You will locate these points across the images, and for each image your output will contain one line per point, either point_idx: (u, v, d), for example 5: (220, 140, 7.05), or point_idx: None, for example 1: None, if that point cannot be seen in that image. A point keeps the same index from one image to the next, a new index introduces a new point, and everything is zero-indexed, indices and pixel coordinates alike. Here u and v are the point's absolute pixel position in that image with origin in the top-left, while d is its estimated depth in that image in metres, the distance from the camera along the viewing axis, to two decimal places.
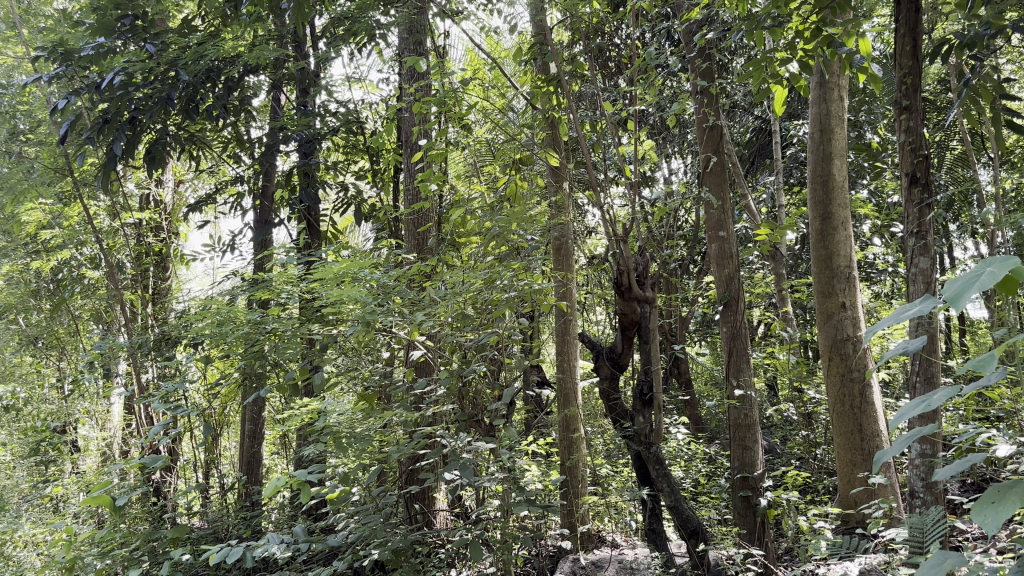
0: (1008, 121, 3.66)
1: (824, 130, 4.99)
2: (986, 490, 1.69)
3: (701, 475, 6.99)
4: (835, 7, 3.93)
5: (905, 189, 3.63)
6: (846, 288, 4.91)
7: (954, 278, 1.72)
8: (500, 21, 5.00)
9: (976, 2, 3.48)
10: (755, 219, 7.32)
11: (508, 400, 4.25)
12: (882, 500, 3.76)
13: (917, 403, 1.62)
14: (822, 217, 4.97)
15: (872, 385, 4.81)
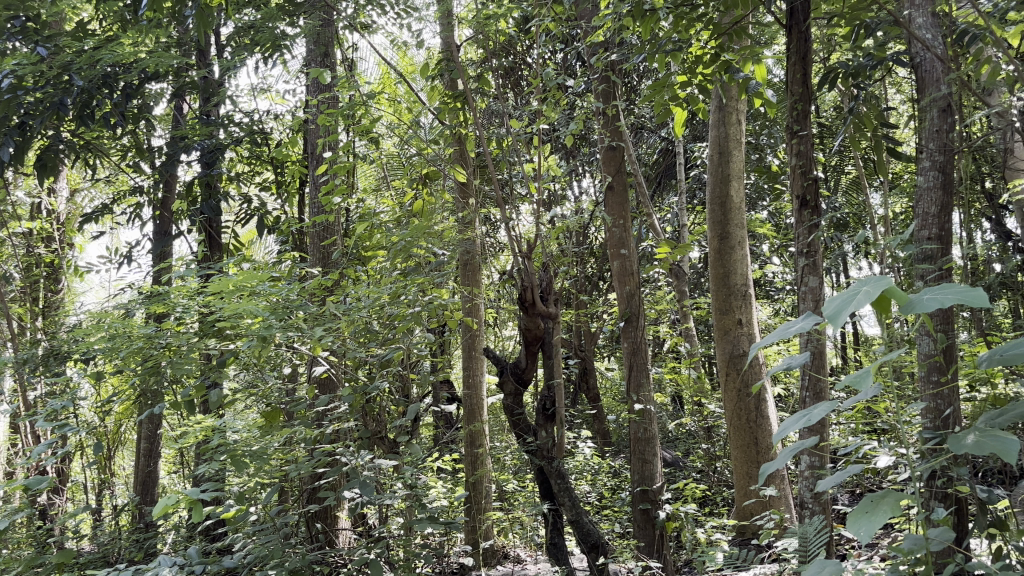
0: (890, 147, 3.86)
1: (722, 153, 5.16)
2: (860, 501, 1.79)
3: (606, 488, 7.09)
4: (731, 34, 4.08)
5: (796, 212, 3.79)
6: (743, 305, 5.06)
7: (833, 299, 1.82)
8: (408, 36, 5.00)
9: (860, 34, 3.65)
10: (659, 237, 7.49)
11: (412, 417, 4.23)
12: (775, 511, 3.87)
13: (800, 418, 1.76)
14: (720, 237, 5.12)
15: (766, 399, 4.97)
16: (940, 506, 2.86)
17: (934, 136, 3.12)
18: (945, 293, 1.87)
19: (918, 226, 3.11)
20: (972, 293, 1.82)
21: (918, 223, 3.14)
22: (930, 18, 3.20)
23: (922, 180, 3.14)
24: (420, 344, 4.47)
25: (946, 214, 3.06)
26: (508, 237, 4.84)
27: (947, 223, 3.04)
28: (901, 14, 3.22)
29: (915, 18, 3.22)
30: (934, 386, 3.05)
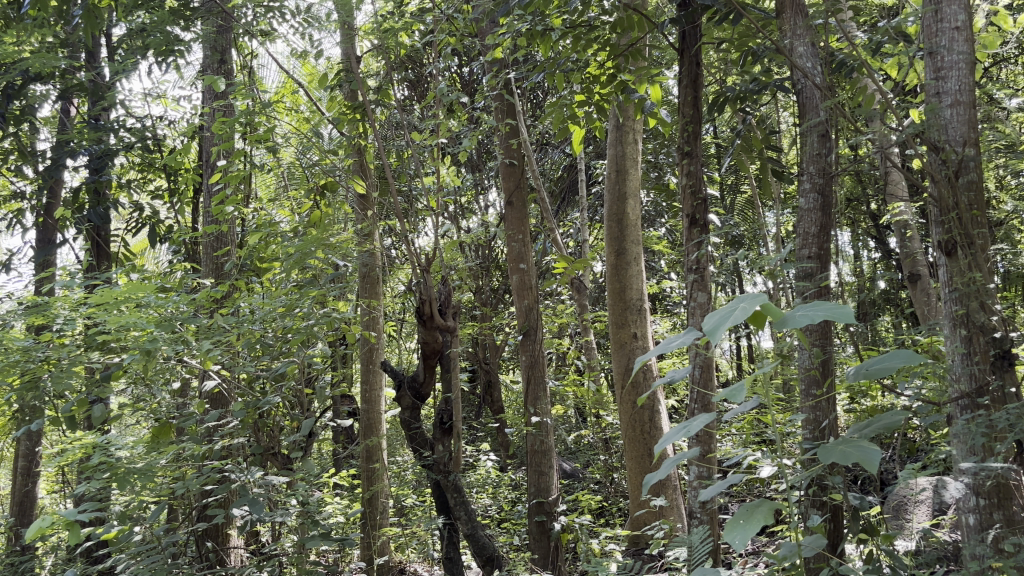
0: (775, 169, 4.04)
1: (619, 171, 5.28)
2: (736, 510, 1.86)
3: (506, 501, 7.12)
4: (627, 55, 4.18)
5: (686, 230, 3.91)
6: (638, 320, 5.19)
7: (711, 315, 1.89)
8: (307, 45, 4.94)
9: (746, 61, 3.80)
10: (561, 252, 7.60)
11: (306, 433, 4.16)
12: (665, 521, 3.96)
13: (681, 430, 1.81)
14: (616, 253, 5.23)
15: (660, 410, 5.09)
16: (817, 513, 2.99)
17: (814, 159, 3.29)
18: (815, 309, 1.96)
19: (799, 246, 3.29)
20: (840, 309, 1.91)
21: (799, 242, 3.32)
22: (811, 48, 3.36)
23: (803, 202, 3.32)
24: (317, 357, 4.40)
25: (824, 234, 3.25)
26: (407, 250, 4.82)
27: (826, 243, 3.23)
28: (783, 43, 3.37)
29: (796, 47, 3.37)
30: (813, 399, 3.20)
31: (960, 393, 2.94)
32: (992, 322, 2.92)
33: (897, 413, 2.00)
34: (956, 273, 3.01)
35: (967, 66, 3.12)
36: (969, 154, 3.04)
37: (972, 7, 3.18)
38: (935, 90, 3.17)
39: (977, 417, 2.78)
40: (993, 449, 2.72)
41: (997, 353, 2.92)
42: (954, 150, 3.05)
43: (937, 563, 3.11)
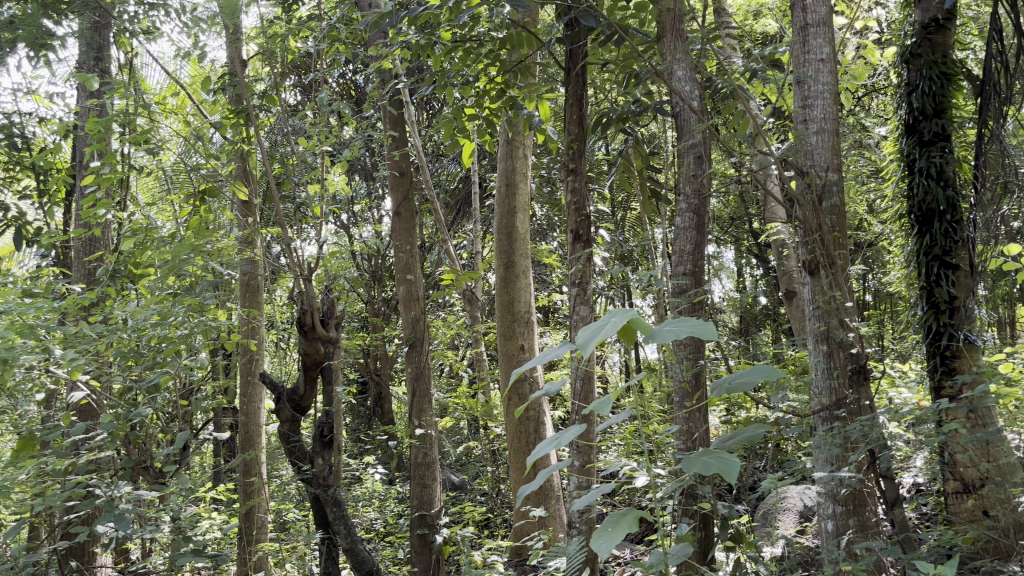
0: (656, 188, 4.18)
1: (509, 185, 5.32)
2: (603, 520, 1.90)
3: (392, 513, 7.05)
4: (516, 72, 4.23)
5: (570, 245, 4.00)
6: (525, 332, 5.25)
7: (583, 328, 1.93)
8: (190, 45, 4.80)
9: (628, 82, 3.91)
10: (453, 264, 7.61)
11: (180, 446, 4.00)
12: (544, 532, 4.02)
13: (551, 441, 1.83)
14: (505, 266, 5.26)
15: (545, 421, 5.13)
16: (687, 522, 3.09)
17: (690, 180, 3.43)
18: (681, 324, 2.02)
19: (674, 263, 3.41)
20: (703, 325, 1.98)
21: (675, 259, 3.45)
22: (689, 71, 3.47)
23: (680, 220, 3.46)
24: (193, 367, 4.25)
25: (698, 252, 3.40)
26: (291, 258, 4.73)
27: (699, 261, 3.37)
28: (664, 66, 3.49)
29: (675, 70, 3.48)
30: (685, 410, 3.32)
31: (820, 405, 3.13)
32: (850, 338, 3.10)
33: (758, 425, 2.08)
34: (818, 291, 3.18)
35: (831, 96, 3.36)
36: (831, 178, 3.25)
37: (835, 42, 3.43)
38: (802, 117, 3.39)
39: (835, 427, 2.95)
40: (846, 460, 2.88)
41: (855, 367, 3.09)
42: (818, 174, 3.25)
43: (799, 568, 3.27)
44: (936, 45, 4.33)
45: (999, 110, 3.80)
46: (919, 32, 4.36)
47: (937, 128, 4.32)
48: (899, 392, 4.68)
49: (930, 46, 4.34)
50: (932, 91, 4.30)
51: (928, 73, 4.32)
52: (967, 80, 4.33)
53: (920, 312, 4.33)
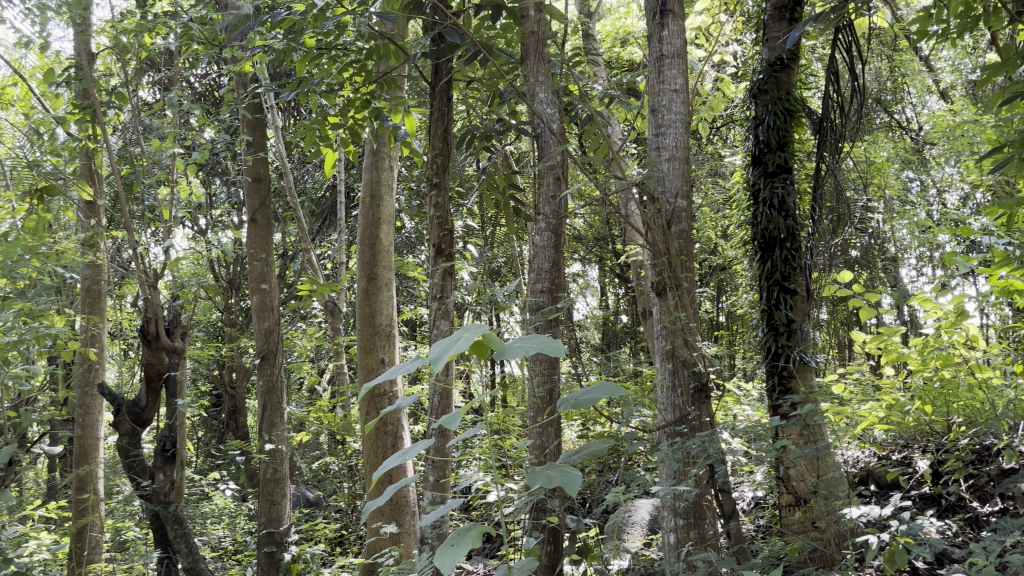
0: (517, 207, 4.25)
1: (374, 197, 5.25)
2: (448, 535, 1.89)
3: (242, 530, 6.81)
4: (381, 84, 4.21)
5: (432, 259, 4.02)
6: (386, 345, 5.12)
7: (435, 343, 1.91)
8: (32, 34, 4.51)
9: (491, 101, 3.97)
10: (316, 275, 7.46)
11: (4, 460, 3.71)
12: (394, 548, 4.01)
13: (399, 457, 1.81)
14: (367, 278, 5.18)
15: (403, 437, 5.05)
16: (535, 535, 3.15)
17: (549, 200, 3.52)
18: (531, 341, 2.02)
19: (532, 280, 3.49)
20: (553, 342, 2.00)
21: (533, 277, 3.53)
22: (550, 94, 3.55)
23: (538, 239, 3.54)
24: (21, 376, 3.96)
25: (556, 270, 3.50)
26: (139, 263, 4.50)
27: (557, 279, 3.46)
28: (526, 87, 3.56)
29: (537, 92, 3.56)
30: (537, 425, 3.40)
31: (665, 421, 3.28)
32: (693, 357, 3.27)
33: (602, 440, 2.13)
34: (665, 311, 3.33)
35: (682, 126, 3.53)
36: (680, 205, 3.41)
37: (688, 74, 3.60)
38: (655, 144, 3.54)
39: (677, 442, 3.08)
40: (687, 473, 3.02)
41: (697, 386, 3.26)
42: (668, 201, 3.41)
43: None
44: (780, 83, 4.61)
45: (834, 147, 4.10)
46: (766, 70, 4.63)
47: (780, 161, 4.57)
48: (742, 410, 4.93)
49: (775, 84, 4.62)
50: (777, 126, 4.57)
51: (773, 109, 4.59)
52: (806, 117, 4.63)
53: (760, 334, 4.56)
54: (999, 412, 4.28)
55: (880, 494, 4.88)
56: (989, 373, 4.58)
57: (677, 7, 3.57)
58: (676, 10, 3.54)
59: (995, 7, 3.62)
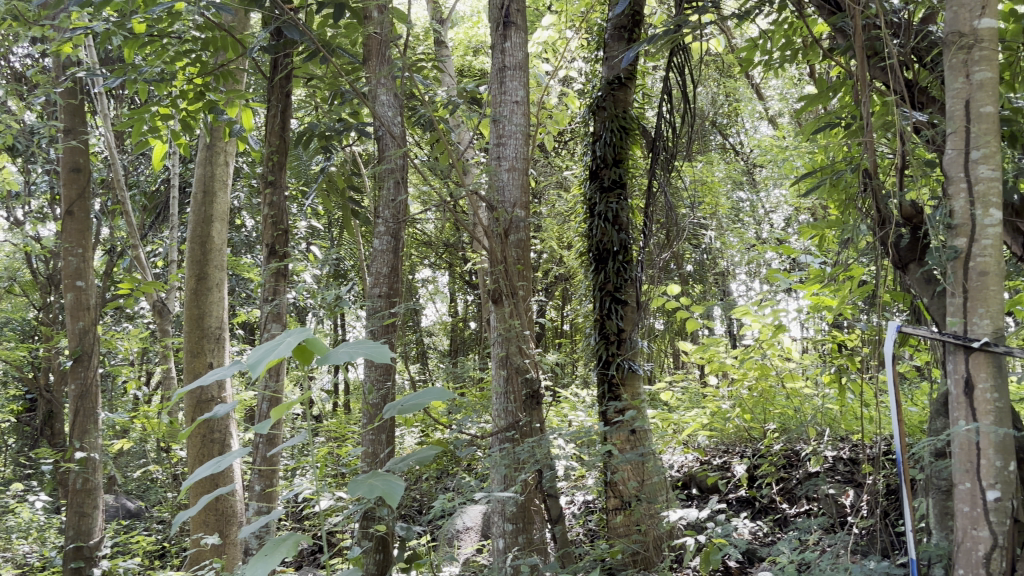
0: (356, 209, 4.19)
1: (206, 192, 5.03)
2: (261, 547, 1.80)
3: (50, 544, 6.35)
4: (217, 76, 4.06)
5: (265, 259, 3.92)
6: (215, 348, 4.91)
7: (254, 347, 1.82)
8: None
9: (332, 101, 3.89)
10: (144, 273, 7.08)
11: None
12: (216, 559, 3.85)
13: (211, 465, 1.72)
14: (197, 277, 4.94)
15: (231, 445, 4.84)
16: (364, 543, 3.10)
17: (388, 204, 3.48)
18: (357, 347, 1.97)
19: (369, 284, 3.46)
20: (378, 348, 1.95)
21: (370, 281, 3.50)
22: (392, 97, 3.52)
23: (377, 243, 3.51)
24: None
25: (394, 275, 3.47)
26: None
27: (394, 283, 3.45)
28: (367, 88, 3.50)
29: (379, 95, 3.52)
30: (369, 431, 3.36)
31: (496, 428, 3.32)
32: (526, 364, 3.33)
33: (429, 446, 2.09)
34: (501, 318, 3.37)
35: (522, 137, 3.58)
36: (517, 214, 3.46)
37: (529, 86, 3.65)
38: (496, 154, 3.57)
39: (507, 448, 3.12)
40: (515, 479, 3.07)
41: (529, 393, 3.33)
42: (506, 210, 3.45)
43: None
44: (617, 101, 4.77)
45: (667, 165, 4.28)
46: (605, 87, 4.77)
47: (616, 176, 4.74)
48: (575, 416, 5.06)
49: (613, 101, 4.77)
50: (613, 142, 4.72)
51: (610, 125, 4.74)
52: (641, 135, 4.82)
53: (593, 342, 4.71)
54: (808, 419, 4.59)
55: (700, 496, 5.12)
56: (801, 383, 4.90)
57: (521, 19, 3.62)
58: (518, 22, 3.59)
59: (812, 42, 3.88)
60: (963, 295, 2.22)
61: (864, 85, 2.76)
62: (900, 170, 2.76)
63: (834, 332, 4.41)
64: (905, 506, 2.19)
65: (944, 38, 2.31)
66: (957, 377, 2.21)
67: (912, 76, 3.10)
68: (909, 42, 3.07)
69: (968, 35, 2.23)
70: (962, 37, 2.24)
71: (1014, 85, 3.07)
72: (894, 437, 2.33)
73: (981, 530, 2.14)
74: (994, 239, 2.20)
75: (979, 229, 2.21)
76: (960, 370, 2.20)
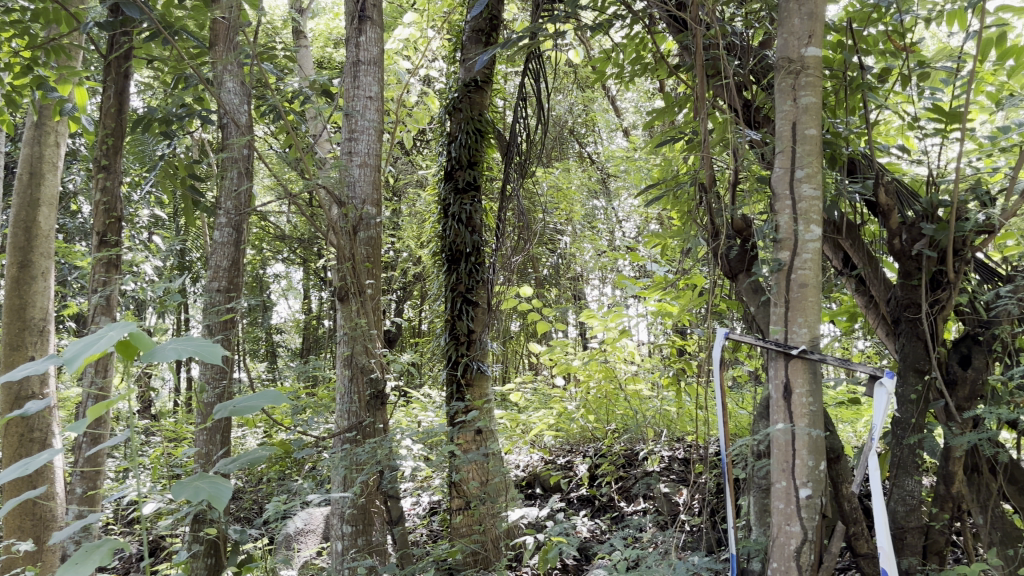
0: (198, 199, 4.04)
1: (32, 174, 4.69)
2: (71, 553, 1.67)
3: None
4: (47, 51, 3.81)
5: (95, 249, 3.73)
6: (37, 341, 4.58)
7: (71, 341, 1.69)
8: None
9: (176, 84, 3.73)
10: None
11: None
12: (28, 567, 3.60)
13: (19, 466, 1.58)
14: (19, 264, 4.58)
15: (53, 445, 4.53)
16: (194, 546, 2.99)
17: (231, 194, 3.37)
18: (186, 344, 1.86)
19: (209, 278, 3.36)
20: (209, 346, 1.86)
21: (209, 274, 3.38)
22: (238, 85, 3.42)
23: (218, 235, 3.40)
24: None
25: (235, 269, 3.39)
26: None
27: (236, 277, 3.37)
28: (213, 73, 3.38)
29: (225, 81, 3.41)
30: (203, 430, 3.25)
31: (339, 427, 3.29)
32: (371, 364, 3.31)
33: (261, 447, 2.00)
34: (347, 317, 3.33)
35: (374, 133, 3.56)
36: (367, 212, 3.45)
37: (384, 83, 3.63)
38: (347, 149, 3.52)
39: (347, 448, 3.09)
40: (355, 480, 3.05)
41: (373, 393, 3.31)
42: (356, 206, 3.42)
43: None
44: (473, 103, 4.79)
45: (520, 169, 4.35)
46: (461, 89, 4.78)
47: (469, 178, 4.78)
48: (423, 416, 5.06)
49: (469, 103, 4.79)
50: (468, 145, 4.76)
51: (466, 127, 4.76)
52: (495, 139, 4.88)
53: (442, 343, 4.72)
54: (647, 421, 4.78)
55: (543, 495, 5.22)
56: (642, 386, 5.10)
57: (377, 15, 3.58)
58: (374, 17, 3.55)
59: (659, 58, 4.04)
60: (785, 306, 2.36)
61: (702, 103, 2.91)
62: (733, 186, 2.93)
63: (673, 338, 4.61)
64: (727, 504, 2.32)
65: (775, 62, 2.44)
66: (777, 382, 2.34)
67: (748, 96, 3.29)
68: (745, 64, 3.25)
69: (796, 61, 2.38)
70: (791, 63, 2.39)
71: (837, 111, 3.30)
72: (720, 438, 2.45)
73: (793, 525, 2.29)
74: (813, 254, 2.35)
75: (801, 243, 2.35)
76: (781, 376, 2.33)
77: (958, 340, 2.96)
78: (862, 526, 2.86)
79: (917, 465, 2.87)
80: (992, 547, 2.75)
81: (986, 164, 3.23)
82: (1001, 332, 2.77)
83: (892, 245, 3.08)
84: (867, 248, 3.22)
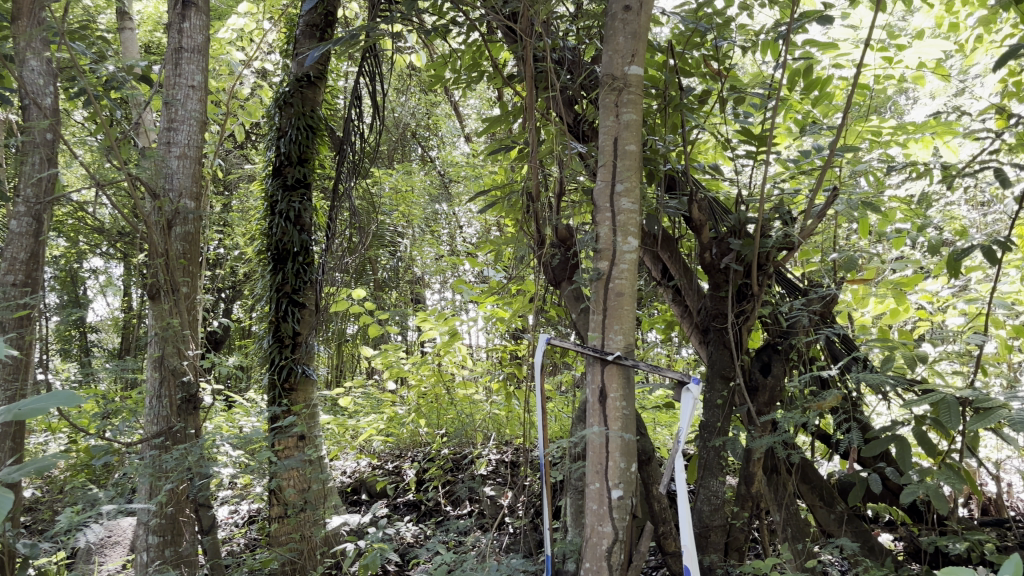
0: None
1: None
2: None
3: None
4: None
5: None
6: None
7: None
8: None
9: None
10: None
11: None
12: None
13: None
14: None
15: None
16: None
17: (31, 181, 3.13)
18: None
19: (2, 270, 3.08)
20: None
21: (3, 266, 3.11)
22: (44, 64, 3.16)
23: (14, 224, 3.13)
24: None
25: (33, 261, 3.13)
26: None
27: (34, 269, 3.12)
28: (14, 49, 3.11)
29: (29, 59, 3.15)
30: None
31: (147, 432, 3.12)
32: (183, 366, 3.17)
33: (50, 454, 1.78)
34: (158, 316, 3.16)
35: (196, 124, 3.40)
36: (184, 205, 3.29)
37: (209, 72, 3.47)
38: (166, 139, 3.34)
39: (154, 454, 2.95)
40: (161, 488, 2.92)
41: (185, 396, 3.16)
42: (171, 199, 3.25)
43: None
44: (305, 99, 4.67)
45: (352, 168, 4.28)
46: (293, 83, 4.65)
47: (299, 175, 4.66)
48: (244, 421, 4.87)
49: (302, 99, 4.66)
50: (298, 141, 4.63)
51: (297, 123, 4.63)
52: (327, 136, 4.79)
53: (266, 345, 4.57)
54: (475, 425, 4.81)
55: (370, 501, 5.16)
56: (472, 391, 5.14)
57: (202, 0, 3.41)
58: (199, 4, 3.39)
59: (494, 67, 4.08)
60: (602, 313, 2.43)
61: (529, 112, 2.96)
62: (557, 196, 3.00)
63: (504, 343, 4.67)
64: (542, 506, 2.35)
65: (599, 77, 2.51)
66: (593, 387, 2.41)
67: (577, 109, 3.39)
68: (574, 78, 3.34)
69: (619, 78, 2.46)
70: (615, 80, 2.46)
71: (659, 128, 3.45)
72: (538, 441, 2.48)
73: (605, 525, 2.36)
74: (629, 264, 2.44)
75: (618, 254, 2.43)
76: (597, 381, 2.40)
77: (760, 349, 3.16)
78: (670, 525, 2.99)
79: (721, 466, 3.04)
80: (784, 541, 2.97)
81: (789, 186, 3.47)
82: (797, 342, 2.98)
83: (704, 258, 3.25)
84: (683, 260, 3.39)
